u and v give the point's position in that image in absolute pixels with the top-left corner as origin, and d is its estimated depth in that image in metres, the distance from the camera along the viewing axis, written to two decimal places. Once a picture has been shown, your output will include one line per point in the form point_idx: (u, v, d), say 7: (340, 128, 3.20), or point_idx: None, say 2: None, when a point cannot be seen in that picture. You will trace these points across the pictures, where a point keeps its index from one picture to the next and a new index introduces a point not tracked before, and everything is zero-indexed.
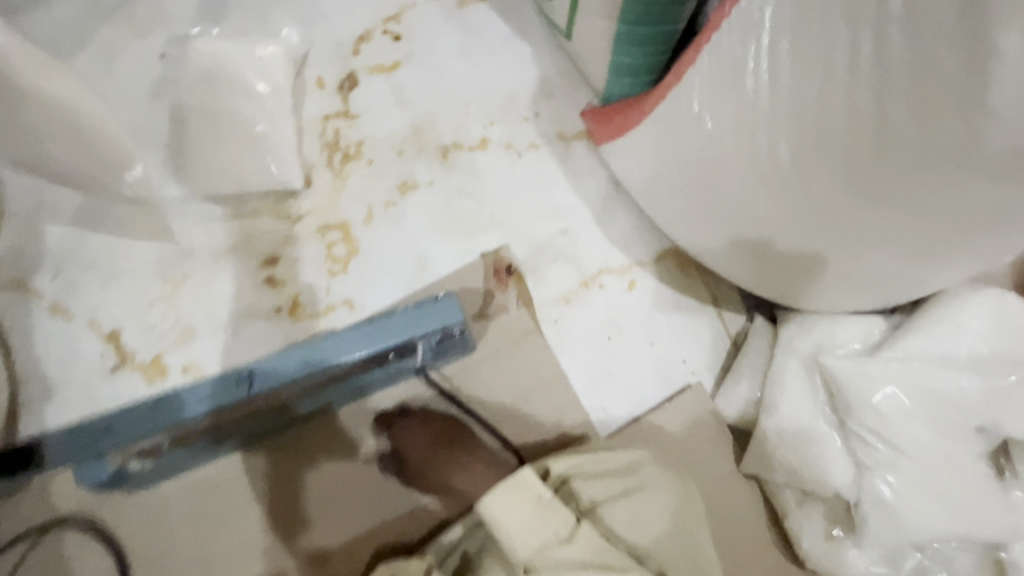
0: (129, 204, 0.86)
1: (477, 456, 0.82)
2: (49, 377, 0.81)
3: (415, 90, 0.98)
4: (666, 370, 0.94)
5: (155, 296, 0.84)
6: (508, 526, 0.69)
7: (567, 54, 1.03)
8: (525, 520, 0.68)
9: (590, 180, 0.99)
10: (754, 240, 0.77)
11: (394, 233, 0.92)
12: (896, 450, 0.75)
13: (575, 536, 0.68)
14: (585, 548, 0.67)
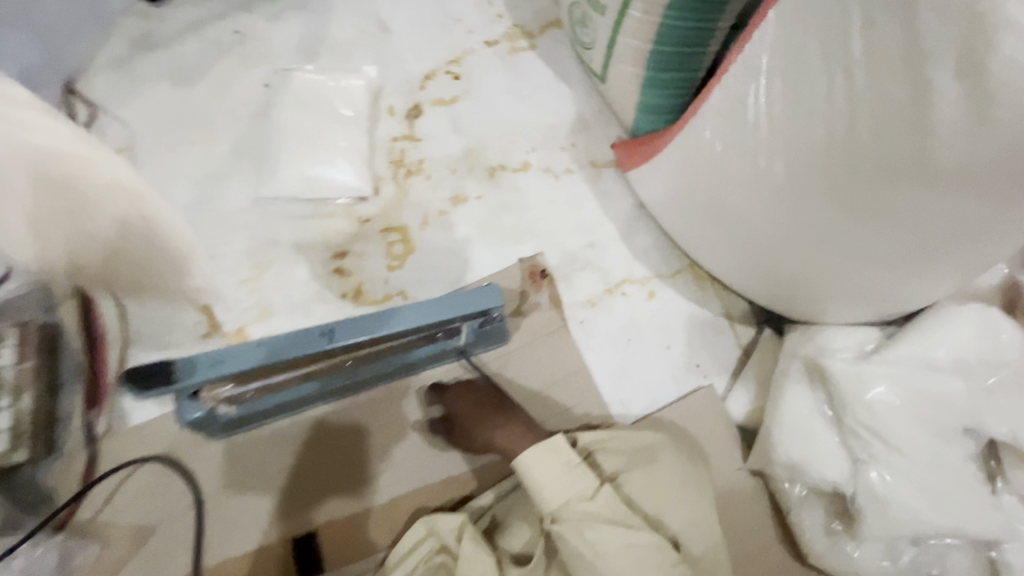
0: (229, 200, 1.04)
1: (518, 423, 0.88)
2: (150, 338, 0.95)
3: (469, 120, 1.15)
4: (680, 371, 1.04)
5: (244, 278, 1.00)
6: (540, 481, 0.80)
7: (601, 95, 1.19)
8: (554, 477, 0.80)
9: (617, 202, 1.13)
10: (759, 249, 0.90)
11: (445, 237, 1.06)
12: (888, 445, 0.82)
13: (597, 494, 0.79)
14: (604, 505, 0.78)
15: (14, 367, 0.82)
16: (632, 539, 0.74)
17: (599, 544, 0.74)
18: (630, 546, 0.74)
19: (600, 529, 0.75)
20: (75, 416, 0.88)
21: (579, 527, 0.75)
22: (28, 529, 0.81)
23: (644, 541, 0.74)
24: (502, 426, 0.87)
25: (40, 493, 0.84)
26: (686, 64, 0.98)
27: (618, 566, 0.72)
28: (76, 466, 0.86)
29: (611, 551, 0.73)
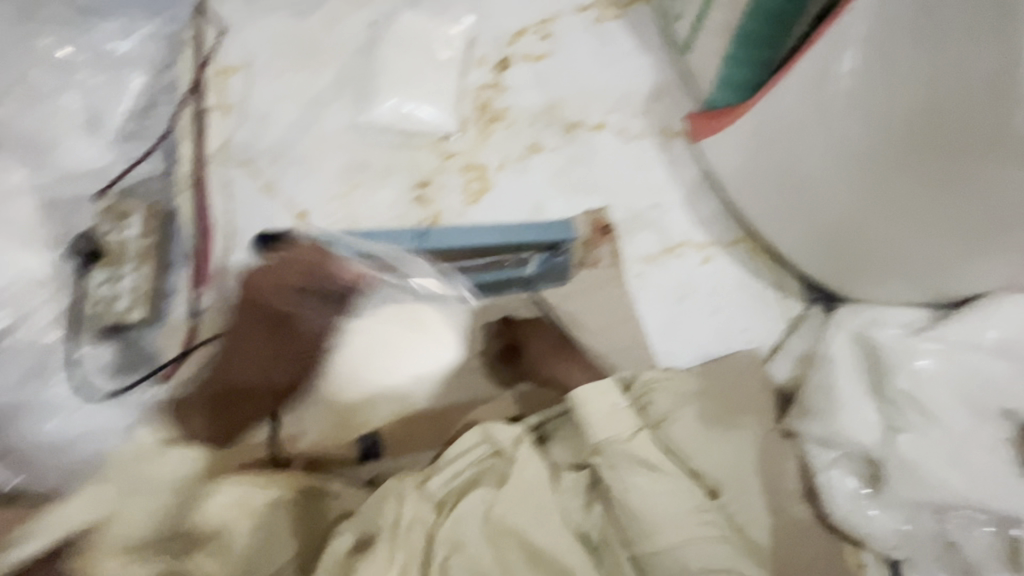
0: (330, 123, 1.12)
1: (570, 364, 1.00)
2: (246, 233, 1.04)
3: (553, 77, 1.22)
4: (726, 332, 1.09)
5: (336, 193, 1.09)
6: (590, 416, 0.87)
7: (681, 68, 1.23)
8: (599, 418, 0.86)
9: (685, 169, 1.18)
10: (823, 221, 0.95)
11: (518, 181, 1.14)
12: (925, 415, 0.87)
13: (634, 438, 0.85)
14: (641, 452, 0.84)
15: (137, 240, 0.96)
16: (663, 482, 0.82)
17: (632, 482, 0.81)
18: (659, 488, 0.81)
19: (635, 470, 0.82)
20: (181, 292, 0.98)
21: (618, 466, 0.82)
22: (137, 376, 0.93)
23: (673, 486, 0.81)
24: (554, 364, 1.01)
25: (146, 351, 0.95)
26: (767, 44, 1.00)
27: (649, 503, 0.79)
28: (180, 333, 0.96)
29: (642, 489, 0.80)
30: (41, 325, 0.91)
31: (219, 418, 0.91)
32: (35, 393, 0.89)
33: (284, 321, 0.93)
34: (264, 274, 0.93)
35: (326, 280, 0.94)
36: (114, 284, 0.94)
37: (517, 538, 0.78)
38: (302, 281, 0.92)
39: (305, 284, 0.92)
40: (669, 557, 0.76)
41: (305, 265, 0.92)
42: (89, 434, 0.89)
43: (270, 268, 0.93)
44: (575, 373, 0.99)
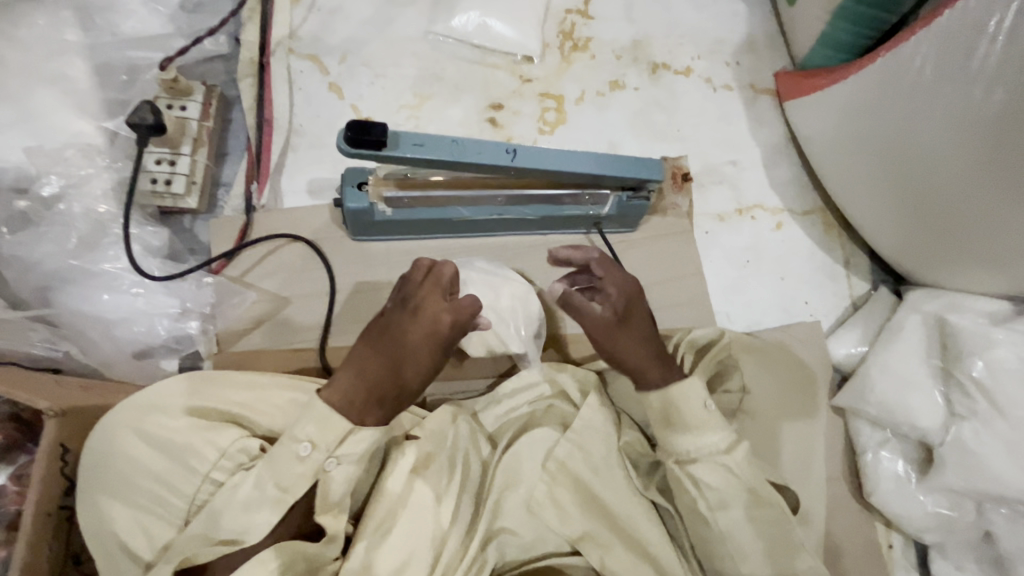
0: (403, 27, 1.04)
1: (655, 350, 0.74)
2: (306, 133, 0.97)
3: (643, 11, 1.13)
4: (789, 303, 1.06)
5: (404, 104, 1.02)
6: (683, 423, 0.72)
7: (779, 21, 1.16)
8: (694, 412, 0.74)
9: (768, 129, 1.12)
10: (919, 196, 0.88)
11: (596, 117, 1.08)
12: (994, 406, 0.86)
13: (734, 451, 0.72)
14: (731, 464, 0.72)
15: (197, 121, 0.89)
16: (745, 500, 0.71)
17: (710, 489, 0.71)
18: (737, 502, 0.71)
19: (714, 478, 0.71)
20: (237, 184, 0.94)
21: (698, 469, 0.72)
22: (189, 265, 0.88)
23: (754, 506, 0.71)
24: (633, 343, 0.72)
25: (199, 242, 0.91)
26: (883, 3, 0.92)
27: (723, 517, 0.71)
28: (232, 227, 0.90)
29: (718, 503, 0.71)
30: (93, 193, 0.83)
31: (358, 397, 0.62)
32: (80, 263, 0.80)
33: (424, 347, 0.64)
34: (423, 299, 0.66)
35: (467, 315, 0.67)
36: (171, 165, 0.87)
37: (573, 482, 0.77)
38: (452, 317, 0.66)
39: (456, 320, 0.66)
40: (728, 567, 0.71)
41: (460, 304, 0.67)
42: (131, 319, 0.81)
43: (425, 292, 0.66)
44: (657, 365, 0.73)
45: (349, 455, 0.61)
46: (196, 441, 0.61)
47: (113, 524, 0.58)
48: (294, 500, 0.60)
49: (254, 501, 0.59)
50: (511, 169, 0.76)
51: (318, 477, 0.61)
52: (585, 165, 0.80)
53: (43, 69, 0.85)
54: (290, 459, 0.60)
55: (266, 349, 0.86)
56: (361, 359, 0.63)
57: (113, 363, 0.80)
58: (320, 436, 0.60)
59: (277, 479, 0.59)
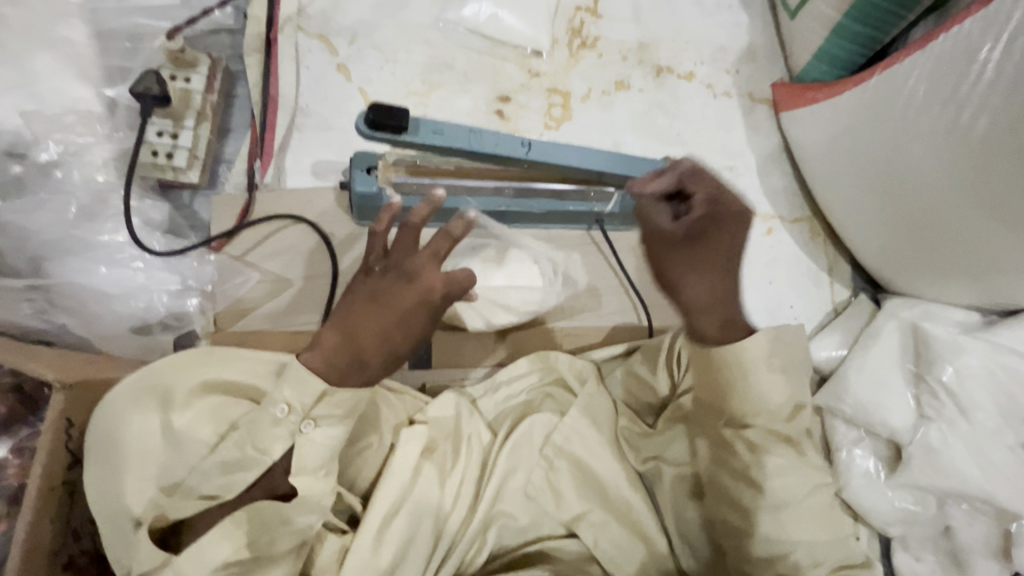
0: (415, 13, 1.04)
1: (719, 287, 0.72)
2: (312, 113, 0.96)
3: (650, 14, 1.15)
4: (775, 307, 1.10)
5: (412, 91, 1.01)
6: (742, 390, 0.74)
7: (779, 34, 1.20)
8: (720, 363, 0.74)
9: (764, 137, 1.16)
10: (904, 208, 0.93)
11: (601, 115, 1.09)
12: (959, 409, 0.92)
13: (791, 417, 0.75)
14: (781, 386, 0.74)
15: (201, 94, 0.87)
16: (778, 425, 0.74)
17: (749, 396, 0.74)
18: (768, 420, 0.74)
19: (761, 387, 0.74)
20: (240, 161, 0.92)
21: (742, 387, 0.74)
22: (190, 241, 0.86)
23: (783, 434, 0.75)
24: (701, 273, 0.72)
25: (199, 218, 0.89)
26: (879, 23, 0.97)
27: (756, 437, 0.74)
28: (234, 205, 0.89)
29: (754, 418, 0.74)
30: (93, 163, 0.80)
31: (342, 359, 0.58)
32: (80, 234, 0.78)
33: (415, 316, 0.60)
34: (420, 265, 0.61)
35: (461, 287, 0.62)
36: (172, 138, 0.85)
37: (573, 466, 0.80)
38: (447, 288, 0.62)
39: (449, 292, 0.61)
40: None
41: (454, 275, 0.62)
42: (130, 293, 0.79)
43: (423, 259, 0.61)
44: (713, 321, 0.74)
45: (327, 417, 0.57)
46: (199, 408, 0.58)
47: (119, 479, 0.56)
48: (271, 462, 0.56)
49: (234, 462, 0.55)
50: (524, 162, 0.77)
51: (294, 441, 0.57)
52: (590, 162, 0.82)
53: (43, 32, 0.81)
54: (267, 422, 0.56)
55: (265, 329, 0.85)
56: (348, 324, 0.59)
57: (112, 338, 0.78)
58: (298, 398, 0.57)
59: (255, 442, 0.56)
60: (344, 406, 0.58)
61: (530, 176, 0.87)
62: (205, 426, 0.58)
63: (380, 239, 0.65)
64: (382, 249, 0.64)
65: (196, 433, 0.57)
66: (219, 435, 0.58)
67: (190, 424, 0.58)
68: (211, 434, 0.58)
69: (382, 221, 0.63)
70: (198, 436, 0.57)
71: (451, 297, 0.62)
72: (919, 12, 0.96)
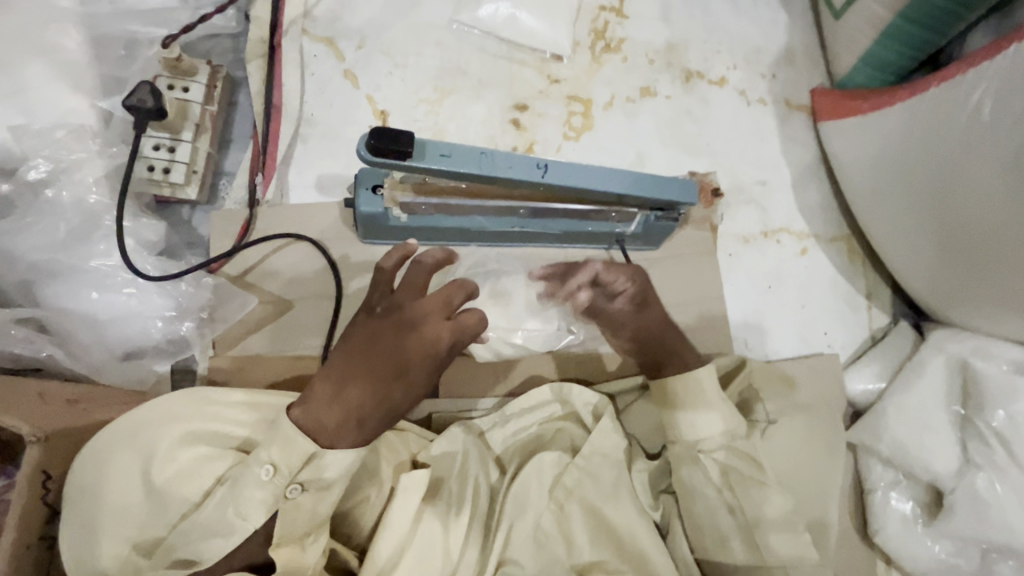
0: (427, 15, 0.97)
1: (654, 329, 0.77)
2: (317, 122, 0.91)
3: (680, 13, 1.07)
4: (807, 333, 1.02)
5: (423, 98, 0.95)
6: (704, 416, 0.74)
7: (820, 35, 1.10)
8: (669, 393, 0.76)
9: (801, 148, 1.07)
10: (959, 235, 0.84)
11: (624, 124, 1.02)
12: (1011, 457, 0.84)
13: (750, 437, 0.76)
14: (724, 411, 0.75)
15: (200, 105, 0.82)
16: (735, 444, 0.74)
17: (698, 418, 0.74)
18: (727, 439, 0.74)
19: (709, 412, 0.74)
20: (241, 174, 0.87)
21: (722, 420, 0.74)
22: (187, 261, 0.83)
23: (745, 451, 0.74)
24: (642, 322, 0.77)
25: (198, 235, 0.85)
26: (933, 23, 0.88)
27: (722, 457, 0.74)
28: (236, 221, 0.85)
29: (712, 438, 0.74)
30: (84, 181, 0.76)
31: (333, 421, 0.54)
32: (69, 258, 0.74)
33: (418, 368, 0.57)
34: (425, 311, 0.58)
35: (469, 335, 0.59)
36: (170, 151, 0.81)
37: (585, 511, 0.75)
38: (453, 337, 0.58)
39: (457, 340, 0.58)
40: None
41: (464, 322, 0.59)
42: (124, 319, 0.75)
43: (430, 306, 0.58)
44: (670, 355, 0.77)
45: (314, 481, 0.55)
46: (181, 463, 0.56)
47: (96, 541, 0.54)
48: (252, 528, 0.54)
49: (213, 526, 0.53)
50: (542, 186, 0.70)
51: (278, 506, 0.54)
52: (615, 183, 0.74)
53: (31, 37, 0.77)
54: (251, 483, 0.53)
55: (265, 353, 0.81)
56: (342, 377, 0.55)
57: (102, 367, 0.73)
58: (283, 459, 0.54)
59: (236, 506, 0.53)
60: (338, 467, 0.55)
61: (548, 198, 0.80)
62: (187, 483, 0.56)
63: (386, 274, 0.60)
64: (387, 287, 0.60)
65: (177, 490, 0.55)
66: (201, 492, 0.56)
67: (173, 481, 0.55)
68: (192, 491, 0.55)
69: (393, 257, 0.60)
70: (180, 494, 0.55)
71: (456, 348, 0.59)
72: (982, 14, 0.87)
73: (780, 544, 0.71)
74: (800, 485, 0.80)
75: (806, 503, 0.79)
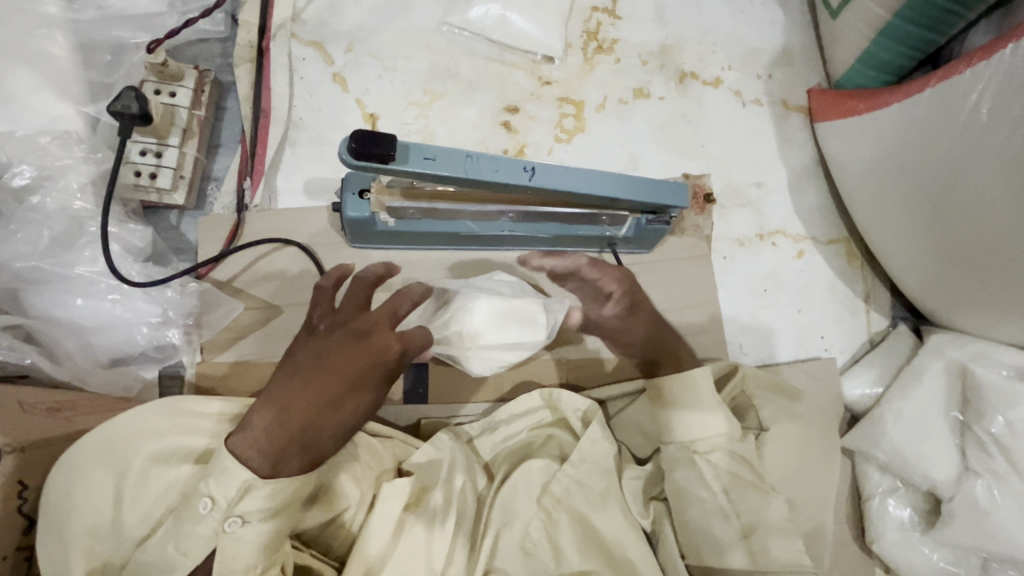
0: (419, 17, 0.96)
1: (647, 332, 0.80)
2: (306, 126, 0.90)
3: (675, 13, 1.06)
4: (803, 337, 1.01)
5: (413, 101, 0.94)
6: (695, 421, 0.73)
7: (817, 34, 1.09)
8: (666, 394, 0.76)
9: (798, 149, 1.06)
10: (955, 237, 0.83)
11: (617, 126, 1.01)
12: (1012, 465, 0.82)
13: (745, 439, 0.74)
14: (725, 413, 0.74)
15: (187, 110, 0.82)
16: (735, 448, 0.73)
17: (695, 420, 0.73)
18: (728, 441, 0.73)
19: (707, 415, 0.73)
20: (229, 179, 0.87)
21: (716, 421, 0.73)
22: (175, 267, 0.82)
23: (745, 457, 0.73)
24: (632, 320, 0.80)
25: (186, 241, 0.85)
26: (931, 23, 0.86)
27: (718, 459, 0.73)
28: (223, 227, 0.84)
29: (707, 441, 0.73)
30: (69, 187, 0.76)
31: (279, 442, 0.53)
32: (53, 266, 0.74)
33: (370, 378, 0.57)
34: (372, 324, 0.59)
35: (416, 345, 0.61)
36: (156, 156, 0.80)
37: (573, 519, 0.74)
38: (402, 346, 0.59)
39: (406, 349, 0.60)
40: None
41: (412, 333, 0.61)
42: (110, 326, 0.75)
43: (375, 319, 0.60)
44: (669, 356, 0.78)
45: (253, 512, 0.53)
46: (153, 479, 0.59)
47: (62, 562, 0.54)
48: (193, 565, 0.53)
49: (160, 555, 0.54)
50: (528, 190, 0.68)
51: (216, 543, 0.53)
52: (603, 186, 0.72)
53: (17, 44, 0.77)
54: (192, 518, 0.53)
55: (252, 359, 0.81)
56: (298, 391, 0.55)
57: (87, 374, 0.74)
58: (220, 491, 0.53)
59: (177, 541, 0.53)
60: (278, 496, 0.54)
61: (537, 203, 0.78)
62: (159, 498, 0.59)
63: (328, 292, 0.63)
64: (329, 303, 0.63)
65: (149, 505, 0.58)
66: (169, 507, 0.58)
67: (145, 497, 0.59)
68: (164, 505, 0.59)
69: (331, 277, 0.65)
70: (150, 510, 0.58)
71: (404, 358, 0.60)
72: (980, 13, 0.85)
73: (779, 552, 0.69)
74: (799, 488, 0.79)
75: (801, 511, 0.78)
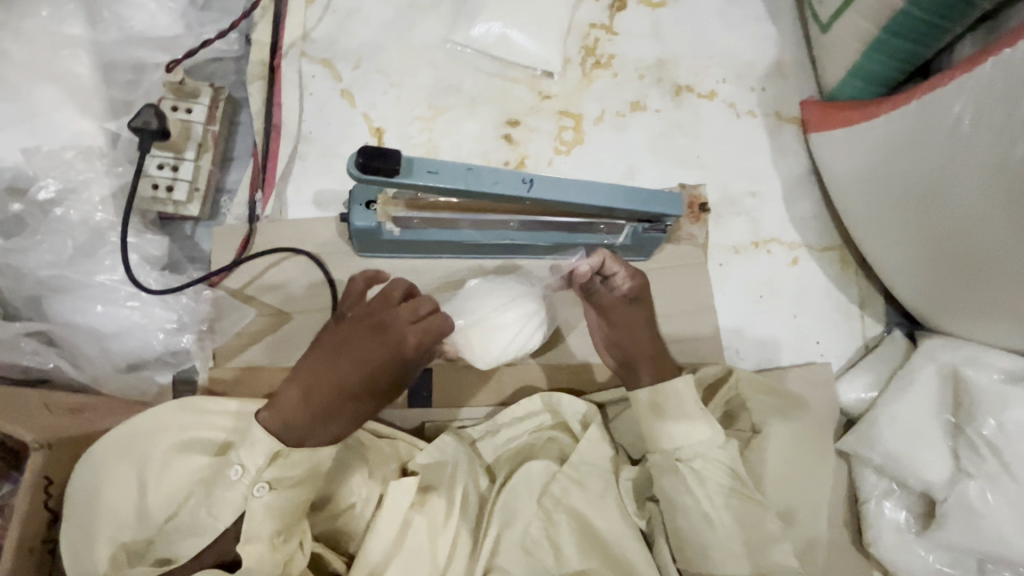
0: (424, 35, 1.01)
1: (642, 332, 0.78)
2: (315, 140, 0.94)
3: (670, 29, 1.09)
4: (799, 342, 1.03)
5: (418, 116, 0.98)
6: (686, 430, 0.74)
7: (810, 48, 1.12)
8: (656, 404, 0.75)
9: (792, 159, 1.09)
10: (942, 241, 0.85)
11: (615, 138, 1.04)
12: (1003, 466, 0.83)
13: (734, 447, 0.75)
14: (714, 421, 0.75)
15: (202, 125, 0.86)
16: (726, 457, 0.73)
17: (680, 430, 0.74)
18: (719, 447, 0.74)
19: (694, 424, 0.74)
20: (241, 191, 0.91)
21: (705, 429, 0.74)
22: (189, 275, 0.86)
23: (734, 466, 0.73)
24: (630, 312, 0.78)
25: (200, 250, 0.89)
26: (918, 37, 0.89)
27: (702, 468, 0.73)
28: (235, 237, 0.88)
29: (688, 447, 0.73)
30: (91, 199, 0.80)
31: (300, 419, 0.57)
32: (75, 274, 0.78)
33: (384, 370, 0.59)
34: (394, 316, 0.61)
35: (437, 338, 0.62)
36: (173, 170, 0.84)
37: (571, 518, 0.76)
38: (419, 339, 0.61)
39: (423, 344, 0.61)
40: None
41: (430, 324, 0.62)
42: (127, 331, 0.79)
43: (398, 312, 0.61)
44: (648, 361, 0.77)
45: (283, 480, 0.56)
46: (174, 467, 0.63)
47: (91, 544, 0.58)
48: (222, 527, 0.57)
49: (187, 527, 0.57)
50: (526, 200, 0.71)
51: (245, 506, 0.56)
52: (599, 196, 0.75)
53: (45, 64, 0.82)
54: (225, 484, 0.57)
55: (263, 364, 0.84)
56: (316, 382, 0.58)
57: (104, 377, 0.78)
58: (250, 459, 0.56)
59: (208, 507, 0.57)
60: (303, 465, 0.57)
61: (537, 212, 0.81)
62: (182, 483, 0.62)
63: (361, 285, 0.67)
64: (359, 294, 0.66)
65: (172, 489, 0.62)
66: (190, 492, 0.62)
67: (168, 482, 0.62)
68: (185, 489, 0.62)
69: (366, 274, 0.67)
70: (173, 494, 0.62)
71: (418, 353, 0.61)
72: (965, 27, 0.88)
73: (768, 554, 0.71)
74: (790, 490, 0.81)
75: (793, 511, 0.80)
